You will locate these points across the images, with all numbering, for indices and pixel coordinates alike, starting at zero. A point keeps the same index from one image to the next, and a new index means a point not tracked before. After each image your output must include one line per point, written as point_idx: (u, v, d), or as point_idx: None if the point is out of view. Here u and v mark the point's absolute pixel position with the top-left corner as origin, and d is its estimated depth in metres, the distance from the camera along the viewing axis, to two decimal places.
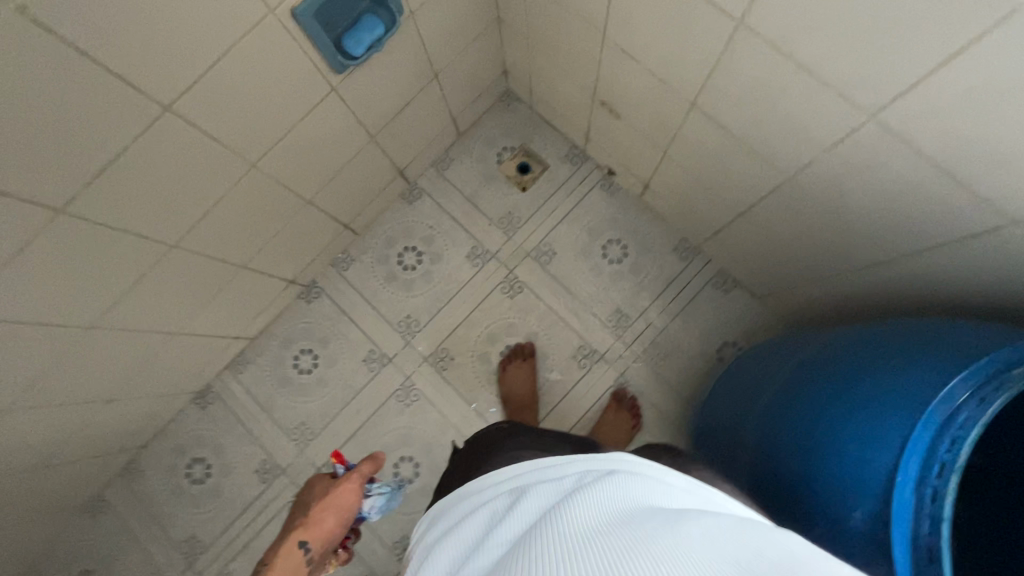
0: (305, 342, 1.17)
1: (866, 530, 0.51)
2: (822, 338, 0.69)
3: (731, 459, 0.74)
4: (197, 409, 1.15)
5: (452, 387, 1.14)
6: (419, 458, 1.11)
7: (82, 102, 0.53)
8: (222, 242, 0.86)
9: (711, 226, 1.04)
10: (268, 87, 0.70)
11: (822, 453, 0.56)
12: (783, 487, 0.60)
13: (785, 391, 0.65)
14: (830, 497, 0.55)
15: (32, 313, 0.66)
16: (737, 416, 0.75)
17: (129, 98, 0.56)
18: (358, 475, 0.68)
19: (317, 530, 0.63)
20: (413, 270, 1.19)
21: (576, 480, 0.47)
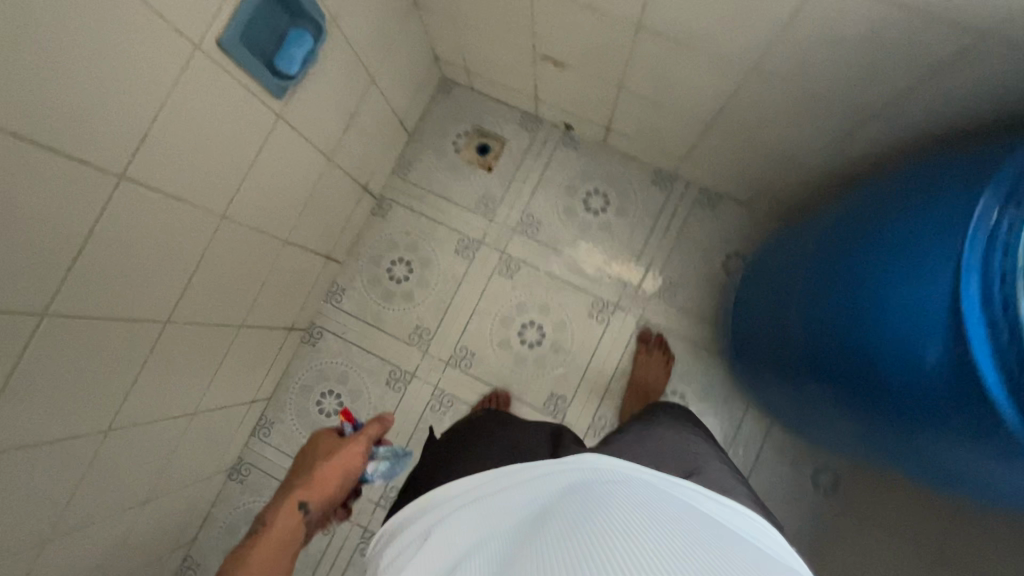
0: (323, 384, 1.14)
1: (947, 364, 0.51)
2: (836, 208, 0.70)
3: (783, 352, 0.74)
4: (238, 483, 1.12)
5: (482, 380, 1.12)
6: None
7: (33, 189, 0.49)
8: (216, 305, 0.83)
9: (682, 147, 1.04)
10: (217, 130, 0.67)
11: (878, 308, 0.56)
12: (850, 354, 0.59)
13: (819, 268, 0.66)
14: (899, 346, 0.54)
15: (47, 430, 0.63)
16: (776, 309, 0.76)
17: (79, 173, 0.53)
18: (365, 437, 0.81)
19: (318, 491, 0.74)
20: (406, 281, 1.16)
21: (567, 477, 0.61)
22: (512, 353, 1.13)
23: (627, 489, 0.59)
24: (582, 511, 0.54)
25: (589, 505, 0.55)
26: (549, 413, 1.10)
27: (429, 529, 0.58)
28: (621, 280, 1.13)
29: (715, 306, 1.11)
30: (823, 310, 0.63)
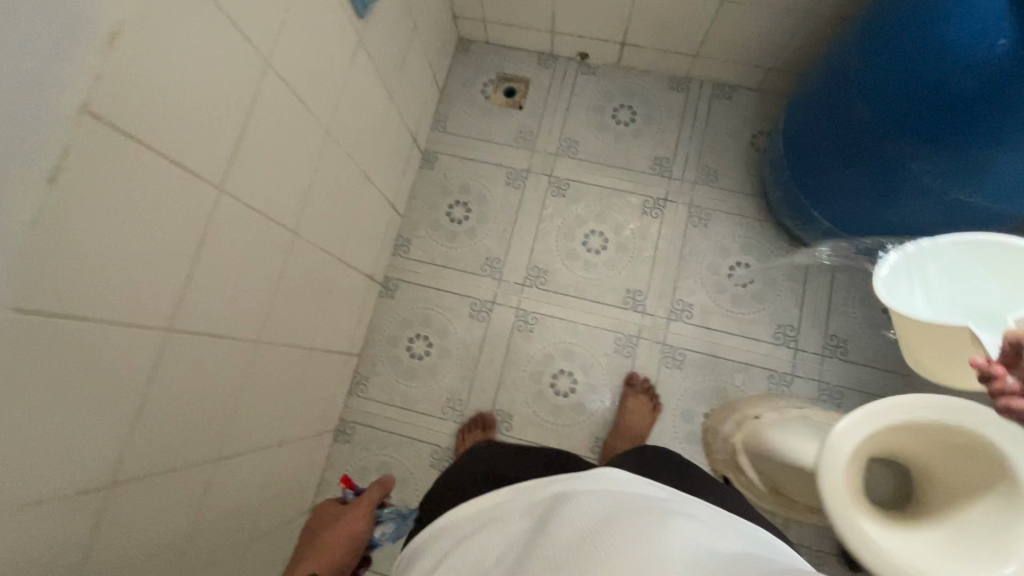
0: (410, 330, 1.18)
1: (1016, 40, 0.61)
2: (869, 7, 0.83)
3: (854, 142, 0.83)
4: (345, 443, 1.13)
5: (559, 293, 1.18)
6: (571, 366, 1.14)
7: (215, 56, 0.55)
8: (323, 230, 0.88)
9: (693, 42, 1.16)
10: (322, 38, 0.74)
11: (942, 33, 0.67)
12: (925, 86, 0.69)
13: (872, 43, 0.77)
14: (970, 50, 0.65)
15: (218, 322, 0.66)
16: (837, 110, 0.86)
17: (241, 48, 0.59)
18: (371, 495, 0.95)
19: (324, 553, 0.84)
20: (465, 220, 1.22)
21: (567, 485, 0.61)
22: (581, 262, 1.19)
23: (646, 502, 0.57)
24: (585, 509, 0.53)
25: (601, 513, 0.53)
26: (629, 307, 1.16)
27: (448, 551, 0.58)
28: (664, 177, 1.22)
29: (755, 178, 1.20)
30: (878, 76, 0.76)
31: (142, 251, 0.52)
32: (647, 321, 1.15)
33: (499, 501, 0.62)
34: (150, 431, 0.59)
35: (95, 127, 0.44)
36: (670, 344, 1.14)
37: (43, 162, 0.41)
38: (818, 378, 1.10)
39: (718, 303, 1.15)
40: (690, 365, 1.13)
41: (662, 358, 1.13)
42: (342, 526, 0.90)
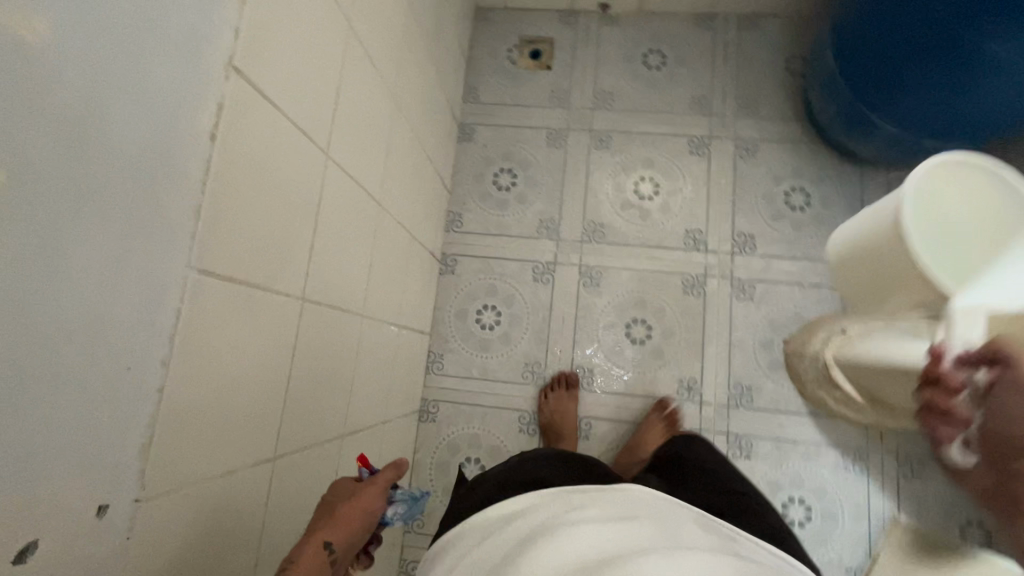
0: (476, 301, 1.17)
1: None
2: None
3: (928, 37, 0.83)
4: (431, 422, 1.13)
5: (618, 244, 1.17)
6: (644, 313, 1.14)
7: (315, 16, 0.54)
8: (397, 203, 0.87)
9: None
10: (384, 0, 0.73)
11: None
12: None
13: None
14: None
15: (334, 293, 0.66)
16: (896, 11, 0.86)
17: (331, 8, 0.58)
18: (382, 479, 0.62)
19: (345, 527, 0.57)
20: (513, 187, 1.22)
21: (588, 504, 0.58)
22: (636, 211, 1.19)
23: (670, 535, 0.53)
24: (590, 539, 0.52)
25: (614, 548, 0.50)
26: (692, 248, 1.16)
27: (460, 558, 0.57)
28: (705, 115, 1.22)
29: (796, 103, 1.20)
30: None
31: (280, 216, 0.51)
32: (711, 259, 1.15)
33: (519, 511, 0.61)
34: (296, 404, 0.59)
35: (240, 82, 0.43)
36: (738, 278, 1.14)
37: (203, 116, 0.40)
38: None
39: (778, 231, 1.15)
40: (761, 296, 1.13)
41: (733, 293, 1.14)
42: (352, 508, 0.59)
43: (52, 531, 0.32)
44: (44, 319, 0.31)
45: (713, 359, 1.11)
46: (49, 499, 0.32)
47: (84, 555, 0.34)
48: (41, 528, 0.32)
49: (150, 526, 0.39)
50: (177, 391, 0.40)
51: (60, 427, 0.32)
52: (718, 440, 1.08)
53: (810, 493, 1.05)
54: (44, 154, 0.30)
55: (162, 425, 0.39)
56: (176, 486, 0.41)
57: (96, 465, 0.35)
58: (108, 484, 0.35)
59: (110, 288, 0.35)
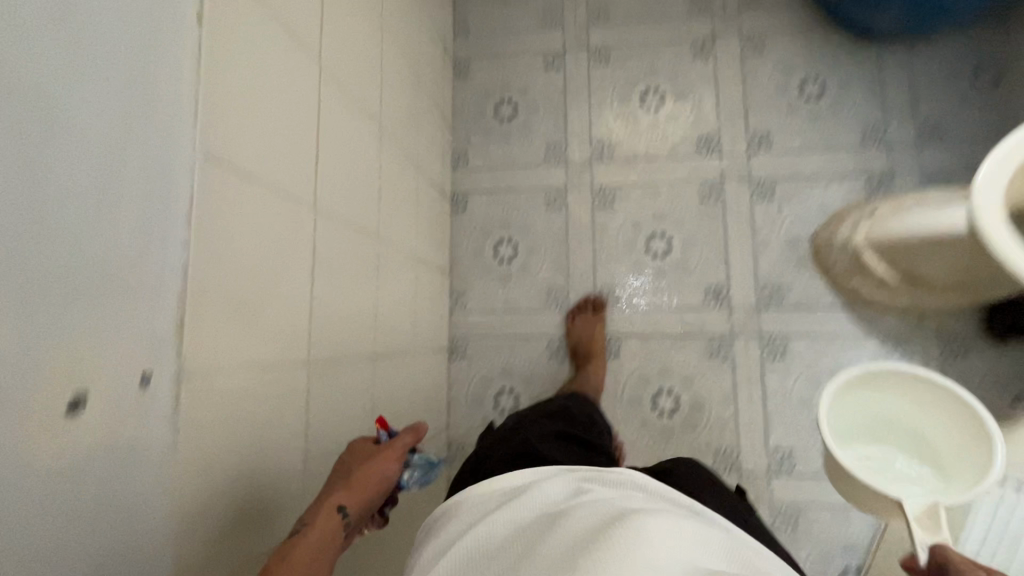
0: (492, 236, 1.17)
1: None
2: None
3: None
4: (461, 359, 1.15)
5: (629, 160, 1.15)
6: (662, 226, 1.12)
7: None
8: (398, 130, 0.86)
9: None
10: None
11: None
12: None
13: None
14: None
15: (346, 210, 0.66)
16: None
17: None
18: (401, 444, 0.60)
19: (359, 490, 0.55)
20: (515, 116, 1.19)
21: (584, 487, 0.53)
22: (644, 125, 1.16)
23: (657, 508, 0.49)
24: (592, 516, 0.45)
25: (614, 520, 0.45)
26: (705, 154, 1.13)
27: (456, 535, 0.50)
28: (705, 14, 1.16)
29: None
30: None
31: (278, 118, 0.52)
32: (726, 163, 1.12)
33: (518, 488, 0.55)
34: (322, 314, 0.60)
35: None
36: (756, 178, 1.11)
37: (187, 11, 0.41)
38: (917, 168, 1.06)
39: (794, 126, 1.11)
40: (781, 193, 1.10)
41: (752, 194, 1.10)
42: (366, 473, 0.57)
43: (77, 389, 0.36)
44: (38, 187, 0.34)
45: (738, 263, 1.09)
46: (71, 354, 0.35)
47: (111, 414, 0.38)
48: (64, 380, 0.35)
49: (194, 416, 0.42)
50: (193, 274, 0.42)
51: (73, 290, 0.35)
52: (750, 342, 1.07)
53: None
54: (44, 50, 0.34)
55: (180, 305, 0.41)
56: (213, 366, 0.44)
57: (113, 331, 0.38)
58: (129, 354, 0.39)
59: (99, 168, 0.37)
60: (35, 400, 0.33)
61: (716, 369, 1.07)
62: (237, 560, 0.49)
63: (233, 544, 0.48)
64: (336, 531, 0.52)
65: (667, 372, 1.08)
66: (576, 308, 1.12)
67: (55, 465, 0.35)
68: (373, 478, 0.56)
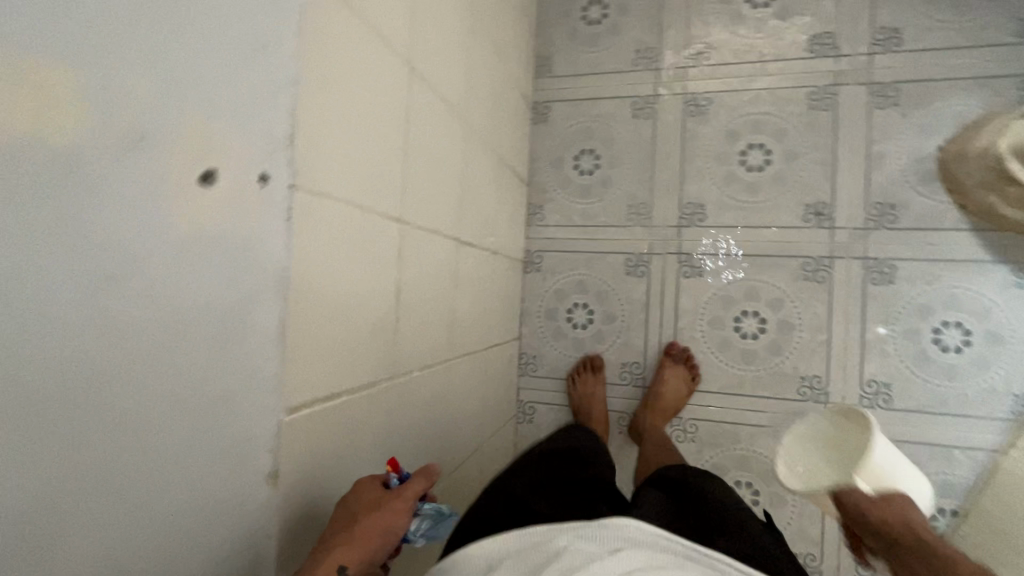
0: (572, 148, 1.13)
1: None
2: None
3: None
4: (536, 273, 1.14)
5: (728, 64, 1.05)
6: (760, 137, 1.03)
7: None
8: (486, 17, 0.83)
9: None
10: None
11: None
12: None
13: None
14: None
15: (437, 79, 0.65)
16: None
17: None
18: (410, 491, 0.47)
19: (362, 545, 0.42)
20: (605, 18, 1.12)
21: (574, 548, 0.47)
22: (748, 23, 1.05)
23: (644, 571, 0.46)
24: None
25: None
26: (818, 55, 1.01)
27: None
28: None
29: None
30: None
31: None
32: (843, 64, 1.00)
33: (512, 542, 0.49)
34: (416, 177, 0.60)
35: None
36: (877, 82, 0.98)
37: None
38: None
39: (931, 19, 0.96)
40: (907, 99, 0.97)
41: (871, 100, 0.98)
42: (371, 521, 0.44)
43: (217, 154, 0.34)
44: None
45: (846, 178, 0.99)
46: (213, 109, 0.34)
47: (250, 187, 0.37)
48: (207, 136, 0.34)
49: (301, 229, 0.41)
50: (308, 73, 0.41)
51: (213, 44, 0.34)
52: (852, 265, 0.98)
53: (967, 313, 0.93)
54: None
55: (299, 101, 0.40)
56: (328, 191, 0.44)
57: (247, 103, 0.36)
58: (242, 151, 0.36)
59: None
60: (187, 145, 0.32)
61: (810, 292, 1.00)
62: (347, 395, 0.49)
63: (345, 375, 0.49)
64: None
65: (754, 294, 1.02)
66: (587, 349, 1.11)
67: (201, 229, 0.33)
68: (378, 532, 0.43)
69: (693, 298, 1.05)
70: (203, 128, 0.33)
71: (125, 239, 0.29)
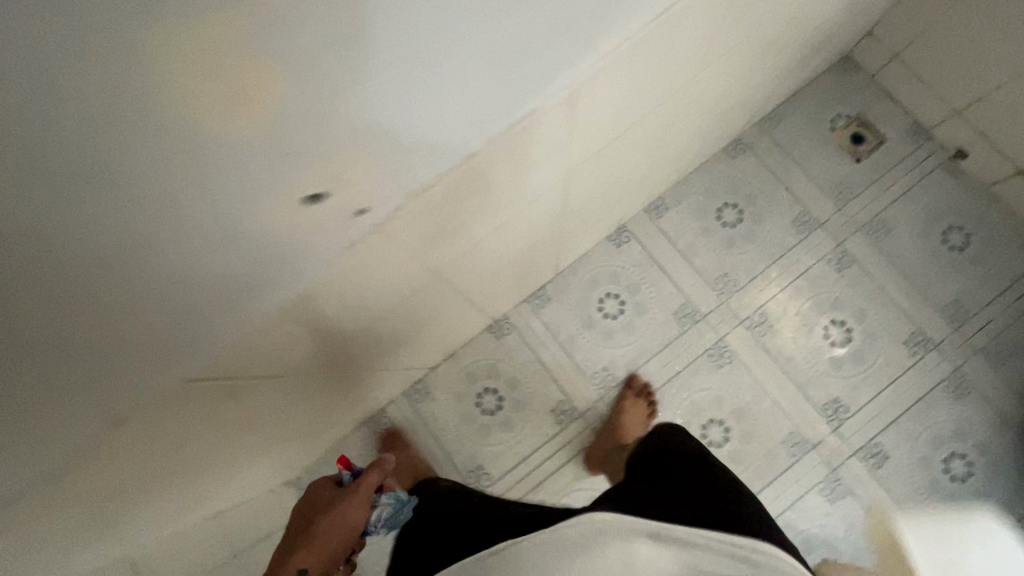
0: (611, 285, 1.12)
1: None
2: None
3: None
4: (492, 338, 1.12)
5: (770, 352, 1.08)
6: (732, 423, 1.06)
7: None
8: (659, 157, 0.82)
9: None
10: None
11: None
12: None
13: None
14: None
15: None
16: None
17: None
18: (365, 483, 0.68)
19: (317, 550, 0.62)
20: (733, 227, 1.13)
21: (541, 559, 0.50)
22: (810, 342, 1.08)
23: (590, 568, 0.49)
24: None
25: None
26: (826, 415, 1.05)
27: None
28: (952, 325, 1.07)
29: None
30: None
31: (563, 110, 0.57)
32: (832, 440, 1.04)
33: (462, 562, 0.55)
34: None
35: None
36: (838, 474, 1.03)
37: None
38: None
39: (913, 476, 1.02)
40: (843, 507, 1.02)
41: (823, 482, 1.03)
42: (332, 521, 0.64)
43: (334, 175, 0.42)
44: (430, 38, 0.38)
45: None
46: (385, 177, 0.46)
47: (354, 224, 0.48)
48: (348, 171, 0.42)
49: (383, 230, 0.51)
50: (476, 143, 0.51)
51: (409, 142, 0.44)
52: None
53: None
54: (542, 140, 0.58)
55: (434, 182, 0.51)
56: None
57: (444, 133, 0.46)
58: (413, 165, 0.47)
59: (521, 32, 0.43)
60: (328, 174, 0.41)
61: None
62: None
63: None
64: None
65: None
66: (450, 435, 1.09)
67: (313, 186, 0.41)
68: (337, 528, 0.64)
69: (574, 478, 1.06)
70: (367, 179, 0.45)
71: (260, 226, 0.40)
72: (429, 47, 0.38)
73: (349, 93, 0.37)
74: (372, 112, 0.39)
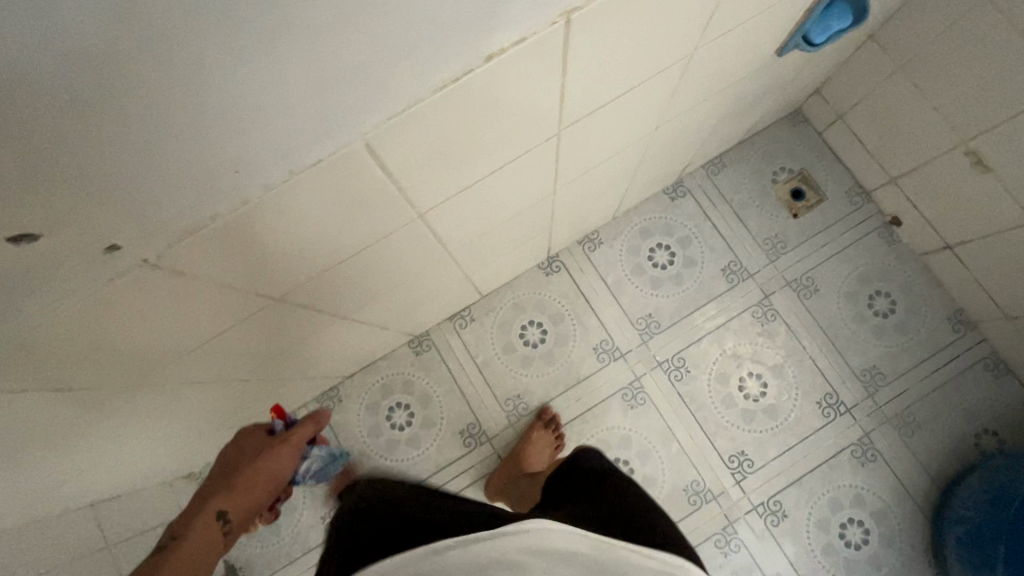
0: (535, 314, 1.12)
1: None
2: None
3: None
4: (411, 353, 1.12)
5: (683, 397, 1.08)
6: (636, 466, 1.05)
7: (657, 25, 0.49)
8: (569, 196, 0.82)
9: (1009, 305, 0.99)
10: (724, 56, 0.67)
11: None
12: None
13: None
14: None
15: (451, 224, 0.63)
16: None
17: (687, 19, 0.52)
18: (299, 433, 0.59)
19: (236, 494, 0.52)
20: (663, 268, 1.13)
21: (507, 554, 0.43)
22: (723, 392, 1.08)
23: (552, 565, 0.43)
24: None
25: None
26: (729, 468, 1.05)
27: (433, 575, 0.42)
28: (866, 390, 1.07)
29: (948, 467, 1.03)
30: None
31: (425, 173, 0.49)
32: (733, 494, 1.04)
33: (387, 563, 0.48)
34: (339, 277, 0.58)
35: (566, 36, 0.40)
36: (735, 529, 1.03)
37: (488, 49, 0.37)
38: None
39: (809, 538, 1.02)
40: (736, 562, 1.01)
41: (718, 536, 1.02)
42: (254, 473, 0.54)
43: (83, 244, 0.33)
44: (198, 67, 0.27)
45: None
46: (158, 217, 0.34)
47: (130, 266, 0.36)
48: (90, 210, 0.31)
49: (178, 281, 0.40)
50: (295, 195, 0.39)
51: (185, 180, 0.33)
52: None
53: None
54: (410, 183, 0.47)
55: (222, 244, 0.40)
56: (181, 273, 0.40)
57: (225, 183, 0.35)
58: (186, 217, 0.36)
59: (327, 76, 0.32)
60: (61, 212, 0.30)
61: None
62: (39, 380, 0.43)
63: (42, 373, 0.43)
64: (212, 535, 0.49)
65: None
66: (355, 446, 1.08)
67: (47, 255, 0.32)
68: (259, 479, 0.54)
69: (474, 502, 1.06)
70: (126, 217, 0.33)
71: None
72: (185, 121, 0.29)
73: (65, 122, 0.26)
74: (104, 138, 0.28)
